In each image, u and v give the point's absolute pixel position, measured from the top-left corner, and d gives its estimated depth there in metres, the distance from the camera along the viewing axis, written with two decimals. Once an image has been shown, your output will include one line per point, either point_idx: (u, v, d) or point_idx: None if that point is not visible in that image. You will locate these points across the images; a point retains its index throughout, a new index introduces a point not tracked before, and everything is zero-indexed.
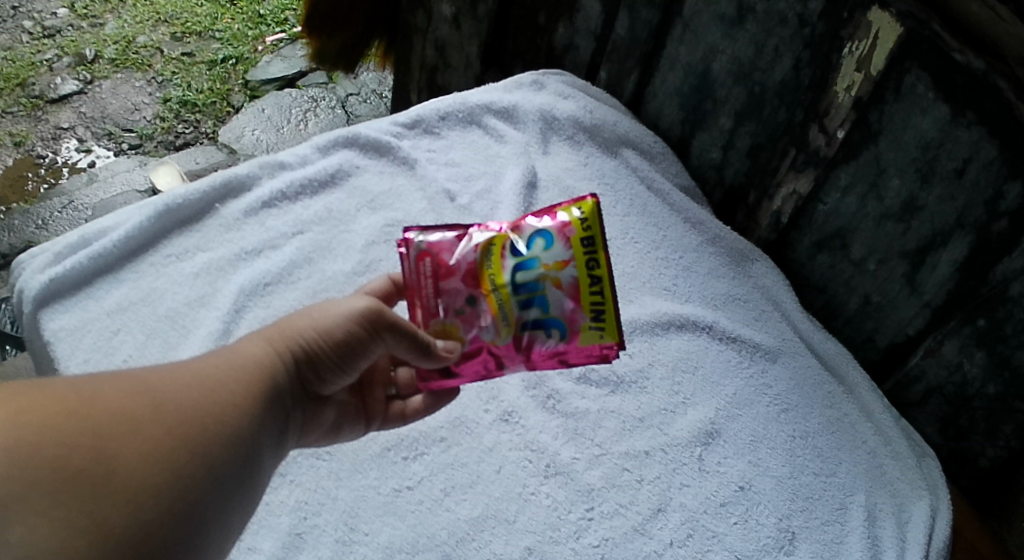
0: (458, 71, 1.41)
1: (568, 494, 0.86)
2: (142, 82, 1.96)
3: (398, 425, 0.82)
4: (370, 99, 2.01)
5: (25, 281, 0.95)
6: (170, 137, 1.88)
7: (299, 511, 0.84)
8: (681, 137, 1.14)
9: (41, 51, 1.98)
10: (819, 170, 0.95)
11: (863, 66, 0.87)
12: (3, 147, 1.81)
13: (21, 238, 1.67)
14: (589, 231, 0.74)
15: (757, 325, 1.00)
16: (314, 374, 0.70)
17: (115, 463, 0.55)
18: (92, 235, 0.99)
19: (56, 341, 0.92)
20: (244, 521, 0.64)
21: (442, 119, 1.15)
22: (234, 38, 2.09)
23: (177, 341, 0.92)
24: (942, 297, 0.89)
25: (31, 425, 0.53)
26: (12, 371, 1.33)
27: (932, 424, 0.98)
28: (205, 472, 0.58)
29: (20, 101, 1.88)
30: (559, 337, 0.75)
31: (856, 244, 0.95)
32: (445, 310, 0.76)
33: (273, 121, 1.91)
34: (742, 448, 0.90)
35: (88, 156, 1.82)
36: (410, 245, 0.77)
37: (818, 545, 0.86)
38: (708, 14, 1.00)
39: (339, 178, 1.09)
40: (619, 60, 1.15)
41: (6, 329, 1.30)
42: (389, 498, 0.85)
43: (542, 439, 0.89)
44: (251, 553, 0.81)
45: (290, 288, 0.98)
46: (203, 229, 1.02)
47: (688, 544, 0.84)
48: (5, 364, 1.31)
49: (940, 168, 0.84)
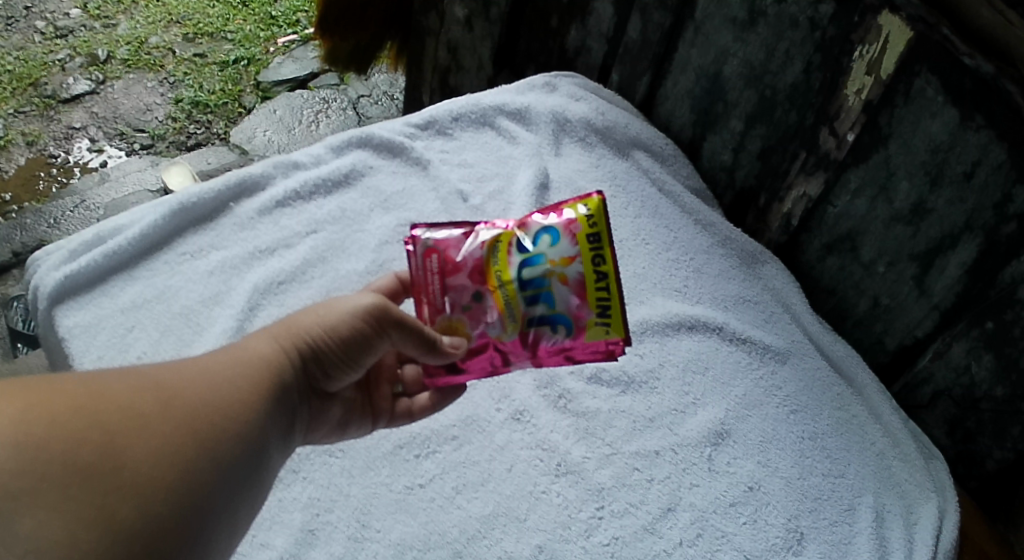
0: (471, 73, 1.43)
1: (578, 493, 0.87)
2: (154, 82, 1.99)
3: (404, 422, 0.83)
4: (381, 100, 2.02)
5: (41, 278, 0.97)
6: (182, 137, 1.90)
7: (312, 508, 0.85)
8: (693, 139, 1.15)
9: (54, 51, 2.01)
10: (829, 172, 0.96)
11: (873, 69, 0.87)
12: (15, 147, 1.84)
13: (33, 236, 1.69)
14: (595, 228, 0.75)
15: (767, 327, 1.01)
16: (320, 371, 0.71)
17: (124, 459, 0.56)
18: (107, 233, 1.01)
19: (70, 337, 0.94)
20: (251, 517, 0.66)
21: (455, 120, 1.17)
22: (246, 39, 2.11)
23: (191, 339, 0.94)
24: (951, 299, 0.89)
25: (41, 420, 0.55)
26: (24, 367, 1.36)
27: (940, 426, 0.98)
28: (213, 467, 0.60)
29: (32, 100, 1.91)
30: (565, 333, 0.76)
31: (866, 247, 0.96)
32: (452, 306, 0.77)
33: (284, 122, 1.93)
34: (752, 448, 0.91)
35: (99, 156, 1.85)
36: (417, 242, 0.78)
37: (826, 545, 0.86)
38: (719, 17, 1.01)
39: (352, 178, 1.10)
40: (630, 63, 1.16)
41: (18, 327, 1.39)
42: (401, 495, 0.86)
43: (553, 438, 0.90)
44: (264, 549, 0.82)
45: (303, 287, 1.00)
46: (218, 227, 1.04)
47: (698, 543, 0.85)
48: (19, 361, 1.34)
49: (949, 171, 0.85)
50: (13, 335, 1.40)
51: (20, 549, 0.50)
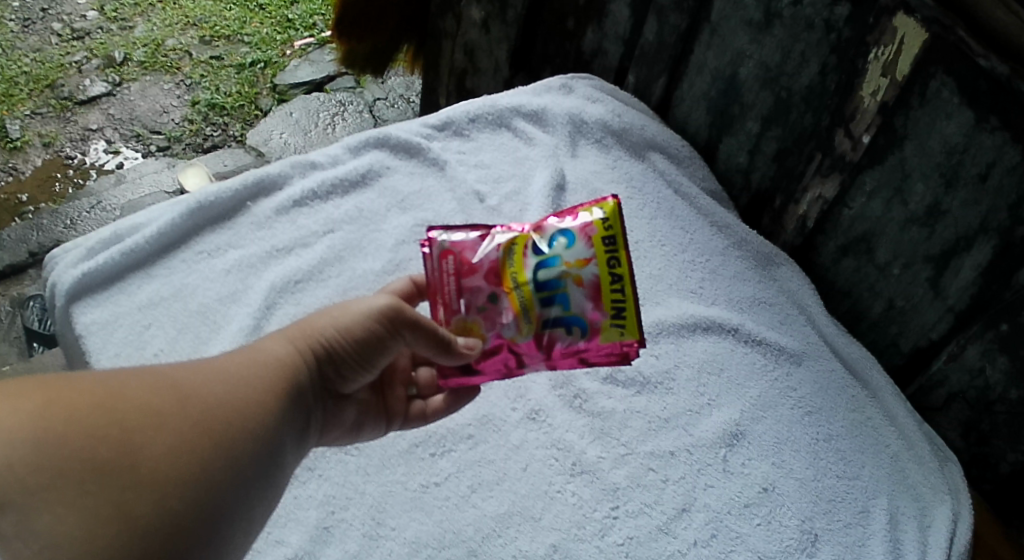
0: (487, 75, 1.44)
1: (593, 493, 0.87)
2: (170, 84, 2.02)
3: (419, 424, 0.84)
4: (397, 103, 2.04)
5: (59, 275, 0.99)
6: (198, 139, 1.93)
7: (327, 505, 0.86)
8: (708, 141, 1.15)
9: (71, 53, 2.04)
10: (844, 174, 0.96)
11: (889, 71, 0.87)
12: (32, 148, 1.88)
13: (50, 236, 1.73)
14: (611, 231, 0.76)
15: (782, 329, 1.01)
16: (335, 372, 0.72)
17: (142, 456, 0.57)
18: (125, 231, 1.03)
19: (88, 334, 0.96)
20: (268, 515, 0.67)
21: (472, 121, 1.18)
22: (262, 42, 2.13)
23: (207, 337, 0.96)
24: (966, 301, 0.89)
25: (58, 417, 0.56)
26: (38, 366, 1.39)
27: (954, 428, 0.97)
28: (229, 466, 0.61)
29: (49, 101, 1.94)
30: (580, 334, 0.76)
31: (881, 248, 0.96)
32: (467, 307, 0.78)
33: (301, 124, 1.95)
34: (767, 450, 0.91)
35: (116, 158, 1.88)
36: (433, 244, 0.79)
37: (840, 547, 0.86)
38: (735, 19, 1.01)
39: (369, 178, 1.12)
40: (647, 64, 1.16)
41: (34, 325, 1.44)
42: (416, 494, 0.87)
43: (568, 438, 0.91)
44: (279, 545, 0.83)
45: (320, 286, 1.01)
46: (235, 226, 1.06)
47: (711, 544, 0.85)
48: (35, 360, 1.37)
49: (964, 173, 0.84)
50: (29, 334, 1.44)
51: (37, 543, 0.52)
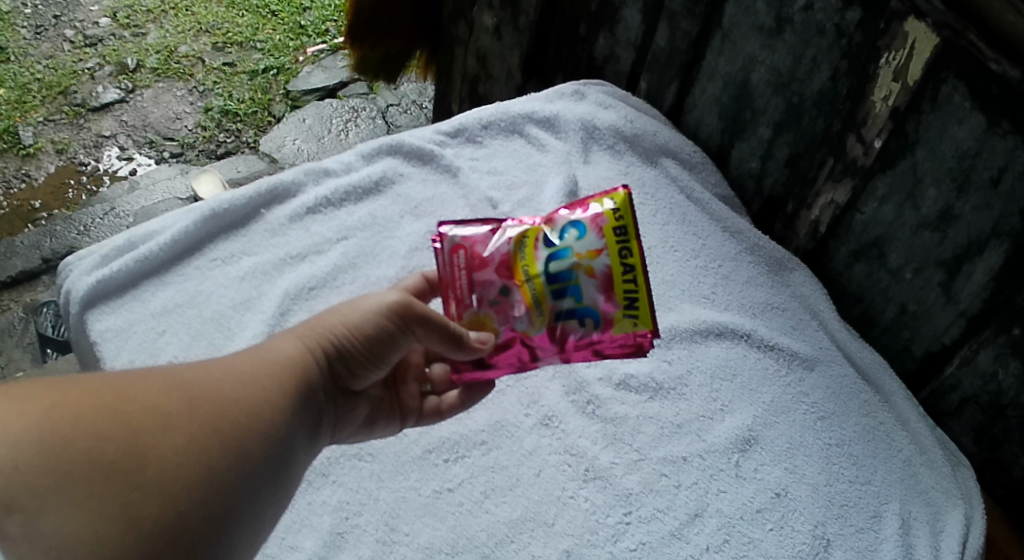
0: (499, 81, 1.45)
1: (606, 498, 0.88)
2: (183, 91, 2.04)
3: (434, 421, 0.85)
4: (410, 109, 2.06)
5: (73, 283, 1.00)
6: (212, 146, 1.95)
7: (341, 511, 0.87)
8: (721, 146, 1.15)
9: (84, 60, 2.07)
10: (856, 179, 0.96)
11: (900, 75, 0.87)
12: (46, 155, 1.90)
13: (63, 243, 1.75)
14: (621, 221, 0.77)
15: (795, 333, 1.01)
16: (346, 370, 0.73)
17: (149, 457, 0.58)
18: (138, 238, 1.04)
19: (102, 341, 0.97)
20: (280, 512, 0.68)
21: (484, 127, 1.18)
22: (275, 49, 2.16)
23: (222, 343, 0.97)
24: (978, 306, 0.89)
25: (66, 419, 0.57)
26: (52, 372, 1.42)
27: (967, 433, 0.97)
28: (237, 465, 0.62)
29: (62, 108, 1.97)
30: (593, 325, 0.77)
31: (893, 253, 0.96)
32: (479, 300, 0.78)
33: (314, 131, 1.96)
34: (779, 455, 0.91)
35: (129, 164, 1.91)
36: (444, 239, 0.80)
37: (852, 552, 0.86)
38: (747, 24, 1.02)
39: (382, 185, 1.13)
40: (658, 70, 1.17)
41: (47, 331, 1.46)
42: (429, 500, 0.88)
43: (581, 444, 0.91)
44: (293, 551, 0.84)
45: (334, 293, 1.02)
46: (249, 233, 1.07)
47: (724, 549, 0.85)
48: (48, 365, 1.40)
49: (976, 177, 0.84)
50: (42, 341, 1.47)
51: (45, 543, 0.53)
